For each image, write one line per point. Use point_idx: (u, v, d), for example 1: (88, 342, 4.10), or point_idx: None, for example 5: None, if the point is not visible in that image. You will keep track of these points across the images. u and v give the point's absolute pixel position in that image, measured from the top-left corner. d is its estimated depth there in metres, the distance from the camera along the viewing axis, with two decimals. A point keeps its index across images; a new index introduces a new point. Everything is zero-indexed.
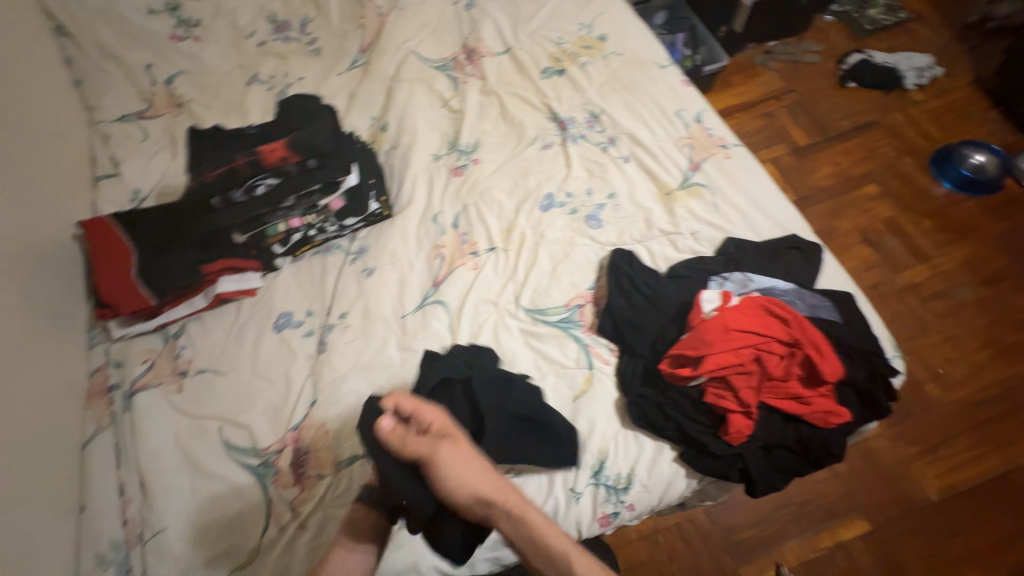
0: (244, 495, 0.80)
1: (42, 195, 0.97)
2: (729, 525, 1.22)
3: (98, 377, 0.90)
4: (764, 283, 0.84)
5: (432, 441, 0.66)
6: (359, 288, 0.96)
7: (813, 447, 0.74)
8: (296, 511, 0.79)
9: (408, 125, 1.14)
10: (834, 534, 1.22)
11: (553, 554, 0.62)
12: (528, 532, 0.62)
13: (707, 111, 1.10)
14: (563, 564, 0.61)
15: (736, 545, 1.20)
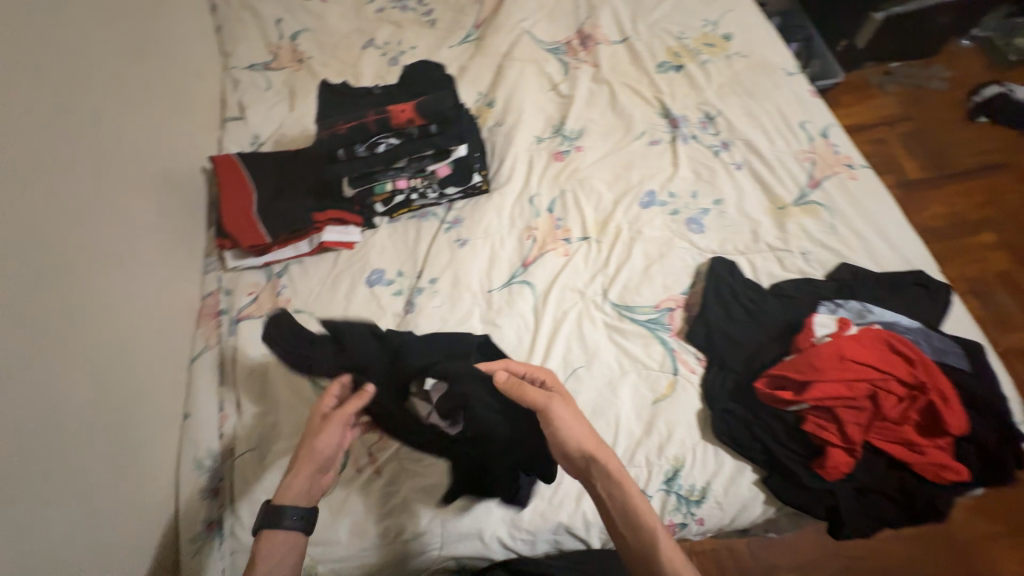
0: None
1: (178, 129, 1.06)
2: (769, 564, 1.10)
3: (210, 301, 0.98)
4: (886, 317, 0.77)
5: (547, 393, 0.68)
6: (451, 257, 0.98)
7: (919, 503, 0.68)
8: (373, 457, 0.80)
9: (515, 104, 1.13)
10: None
11: (641, 527, 0.62)
12: (619, 498, 0.64)
13: (836, 127, 1.03)
14: (648, 538, 0.61)
15: None
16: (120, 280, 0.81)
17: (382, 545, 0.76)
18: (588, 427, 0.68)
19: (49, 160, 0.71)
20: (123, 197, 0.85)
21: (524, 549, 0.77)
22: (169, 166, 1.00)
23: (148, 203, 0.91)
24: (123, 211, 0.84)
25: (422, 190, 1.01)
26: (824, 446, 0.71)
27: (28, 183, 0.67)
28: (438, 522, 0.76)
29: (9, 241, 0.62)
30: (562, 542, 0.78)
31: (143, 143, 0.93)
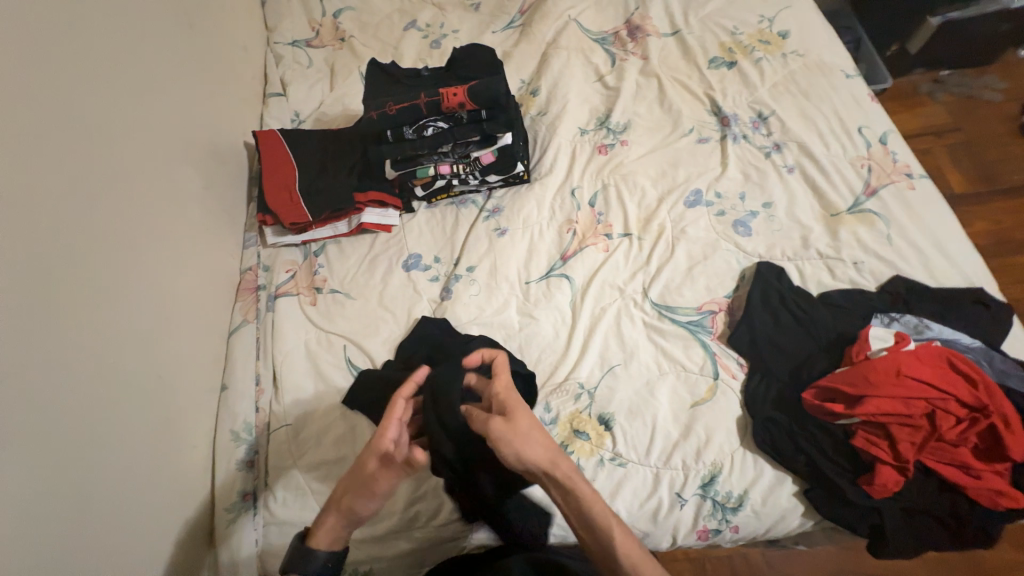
0: (352, 416, 0.82)
1: (224, 102, 1.06)
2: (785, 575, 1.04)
3: (249, 275, 0.98)
4: (945, 334, 0.77)
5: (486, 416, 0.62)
6: (490, 246, 0.96)
7: (969, 526, 0.66)
8: None
9: (559, 93, 1.10)
10: None
11: (601, 530, 0.59)
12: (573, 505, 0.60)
13: (895, 134, 0.98)
14: (608, 541, 0.58)
15: None
16: (165, 250, 0.81)
17: (417, 529, 0.76)
18: (544, 438, 0.63)
19: (97, 127, 0.72)
20: (169, 168, 0.86)
21: (559, 536, 0.78)
22: (215, 139, 1.00)
23: (193, 175, 0.92)
24: (170, 182, 0.85)
25: (463, 176, 1.00)
26: (873, 462, 0.69)
27: (77, 149, 0.67)
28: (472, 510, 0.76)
29: (56, 204, 0.63)
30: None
31: (189, 114, 0.94)
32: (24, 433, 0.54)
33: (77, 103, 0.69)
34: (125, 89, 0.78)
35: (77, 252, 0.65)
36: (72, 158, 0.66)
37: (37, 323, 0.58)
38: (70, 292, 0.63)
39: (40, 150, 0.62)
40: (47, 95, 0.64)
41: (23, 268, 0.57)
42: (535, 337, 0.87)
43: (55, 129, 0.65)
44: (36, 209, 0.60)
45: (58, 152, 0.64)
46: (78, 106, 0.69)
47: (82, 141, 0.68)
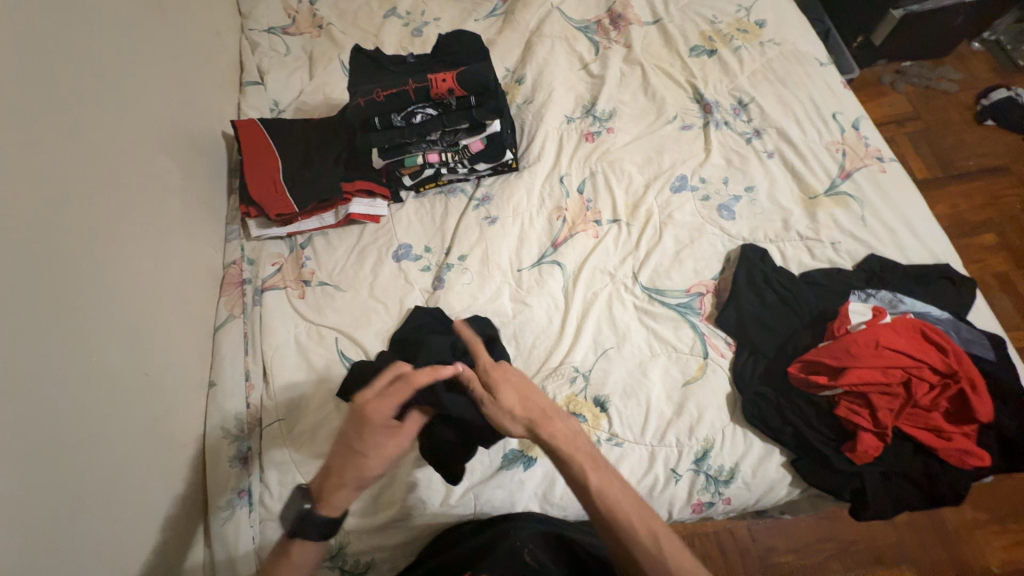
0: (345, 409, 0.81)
1: (199, 90, 1.02)
2: (766, 545, 1.09)
3: (233, 270, 0.95)
4: (917, 307, 0.80)
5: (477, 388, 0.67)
6: (481, 235, 0.96)
7: (940, 485, 0.71)
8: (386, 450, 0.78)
9: (545, 81, 1.10)
10: None
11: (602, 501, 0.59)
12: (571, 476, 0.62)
13: (866, 120, 1.03)
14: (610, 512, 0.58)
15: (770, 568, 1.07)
16: (146, 243, 0.78)
17: (417, 518, 0.75)
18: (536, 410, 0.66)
19: (70, 114, 0.68)
20: (146, 159, 0.82)
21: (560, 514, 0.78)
22: (191, 129, 0.96)
23: (171, 167, 0.88)
24: (147, 173, 0.82)
25: (452, 165, 0.99)
26: (855, 430, 0.73)
27: (50, 137, 0.64)
28: (470, 495, 0.77)
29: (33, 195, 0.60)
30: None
31: (164, 103, 0.90)
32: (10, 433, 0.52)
33: (47, 89, 0.65)
34: (96, 75, 0.75)
35: (57, 246, 0.62)
36: (45, 146, 0.63)
37: (19, 319, 0.55)
38: (52, 287, 0.60)
39: (14, 137, 0.59)
40: (17, 80, 0.61)
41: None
42: (529, 323, 0.88)
43: (26, 117, 0.62)
44: (12, 200, 0.57)
45: (32, 140, 0.61)
46: (48, 92, 0.65)
47: (55, 128, 0.65)
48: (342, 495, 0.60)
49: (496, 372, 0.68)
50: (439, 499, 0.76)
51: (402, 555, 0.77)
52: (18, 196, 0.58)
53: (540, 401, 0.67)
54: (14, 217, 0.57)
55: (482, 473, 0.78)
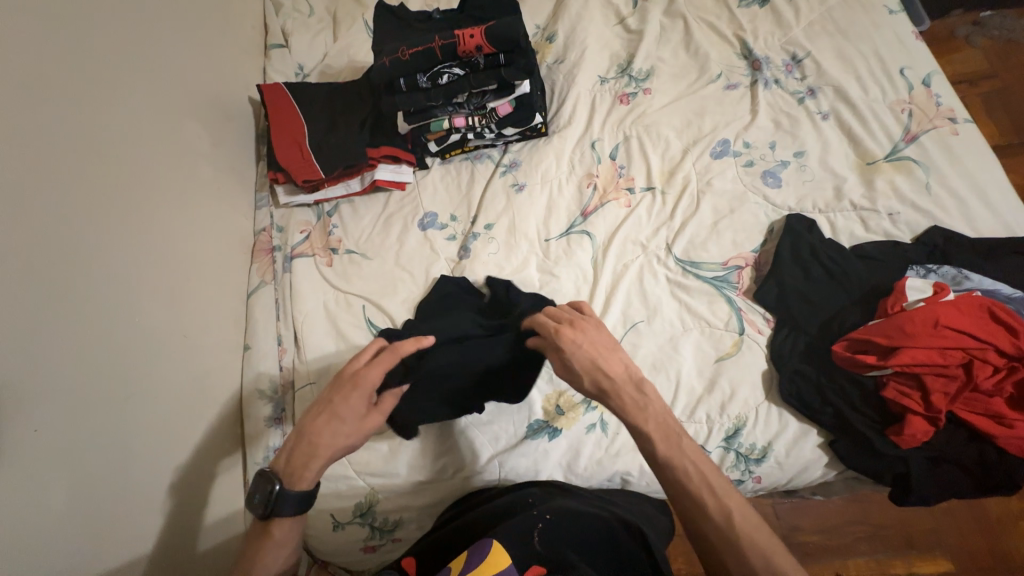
0: None
1: (225, 54, 1.01)
2: (793, 524, 1.07)
3: (263, 237, 0.97)
4: (985, 284, 0.73)
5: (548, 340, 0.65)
6: (508, 203, 0.93)
7: (994, 474, 0.66)
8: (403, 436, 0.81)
9: (577, 38, 1.04)
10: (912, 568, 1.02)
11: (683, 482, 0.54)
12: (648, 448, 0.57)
13: (941, 74, 0.91)
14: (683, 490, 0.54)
15: (795, 547, 1.05)
16: (177, 212, 0.81)
17: (443, 481, 0.77)
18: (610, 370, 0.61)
19: (91, 84, 0.69)
20: (173, 128, 0.83)
21: (589, 483, 0.78)
22: (218, 96, 0.96)
23: (199, 134, 0.89)
24: (174, 142, 0.83)
25: (478, 129, 0.96)
26: (902, 414, 0.69)
27: (73, 108, 0.66)
28: (495, 462, 0.78)
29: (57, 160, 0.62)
30: (621, 482, 0.79)
31: (189, 70, 0.90)
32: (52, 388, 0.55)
33: (67, 60, 0.66)
34: (117, 43, 0.75)
35: (87, 215, 0.65)
36: (70, 117, 0.65)
37: (54, 286, 0.58)
38: (83, 255, 0.63)
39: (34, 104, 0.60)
40: (38, 50, 0.62)
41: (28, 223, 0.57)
42: (556, 294, 0.86)
43: (51, 88, 0.63)
44: (38, 170, 0.59)
45: (56, 112, 0.63)
46: (69, 63, 0.67)
47: (76, 99, 0.67)
48: (318, 465, 0.61)
49: (580, 321, 0.65)
50: (465, 465, 0.78)
51: (430, 517, 0.79)
52: (45, 166, 0.60)
53: (616, 363, 0.62)
54: (43, 187, 0.59)
55: (507, 442, 0.78)
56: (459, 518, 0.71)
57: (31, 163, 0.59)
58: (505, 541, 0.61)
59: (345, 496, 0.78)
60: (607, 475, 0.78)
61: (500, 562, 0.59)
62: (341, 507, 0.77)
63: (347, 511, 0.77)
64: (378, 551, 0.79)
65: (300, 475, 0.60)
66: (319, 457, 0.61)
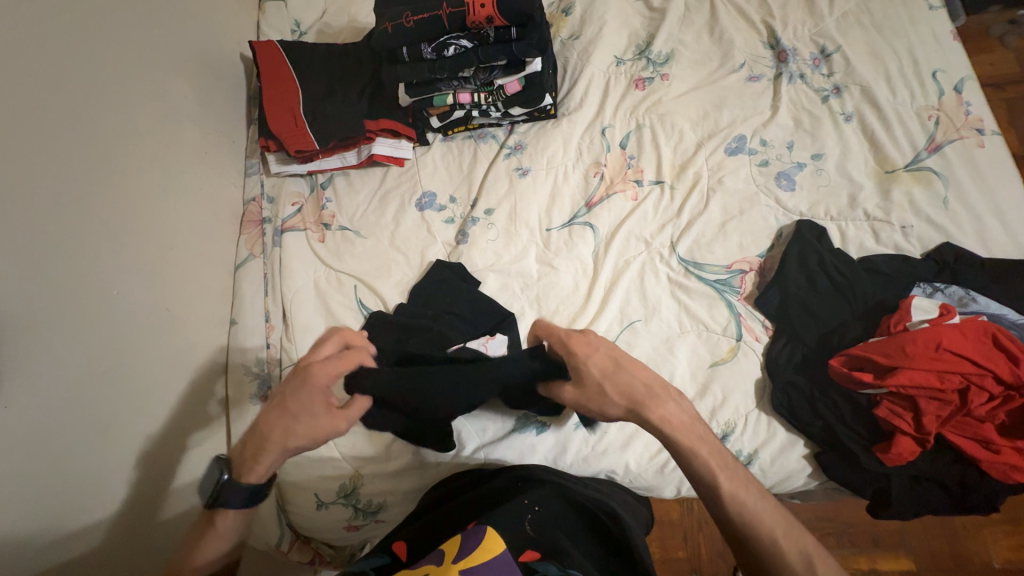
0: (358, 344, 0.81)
1: (216, 6, 0.93)
2: None
3: (252, 207, 0.93)
4: (991, 308, 0.74)
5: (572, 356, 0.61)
6: (511, 187, 0.89)
7: (974, 496, 0.67)
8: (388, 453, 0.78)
9: (596, 14, 0.97)
10: (874, 563, 1.05)
11: None
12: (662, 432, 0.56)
13: (974, 81, 0.86)
14: None
15: None
16: (162, 178, 0.76)
17: (431, 468, 0.78)
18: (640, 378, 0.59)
19: (65, 33, 0.64)
20: (157, 85, 0.78)
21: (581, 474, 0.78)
22: (206, 51, 0.90)
23: (186, 94, 0.84)
24: (159, 101, 0.78)
25: (484, 107, 0.90)
26: (891, 431, 0.69)
27: (45, 62, 0.61)
28: (482, 452, 0.78)
29: (24, 118, 0.57)
30: (613, 473, 0.78)
31: (175, 21, 0.83)
32: (19, 362, 0.53)
33: (40, 6, 0.61)
34: None
35: (62, 180, 0.61)
36: (41, 72, 0.60)
37: (22, 257, 0.55)
38: (56, 222, 0.60)
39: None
40: None
41: None
42: (554, 287, 0.83)
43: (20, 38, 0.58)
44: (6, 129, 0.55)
45: (26, 66, 0.58)
46: (37, 7, 0.61)
47: (47, 51, 0.61)
48: (269, 461, 0.57)
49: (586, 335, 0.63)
50: (451, 455, 0.78)
51: (413, 501, 0.79)
52: (11, 126, 0.56)
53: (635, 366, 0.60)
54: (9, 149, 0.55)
55: (494, 434, 0.78)
56: (448, 503, 0.71)
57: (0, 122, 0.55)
58: (498, 526, 0.61)
59: (328, 477, 0.77)
60: (596, 467, 0.78)
61: (494, 546, 0.58)
62: (325, 487, 0.77)
63: (331, 492, 0.77)
64: (360, 530, 0.80)
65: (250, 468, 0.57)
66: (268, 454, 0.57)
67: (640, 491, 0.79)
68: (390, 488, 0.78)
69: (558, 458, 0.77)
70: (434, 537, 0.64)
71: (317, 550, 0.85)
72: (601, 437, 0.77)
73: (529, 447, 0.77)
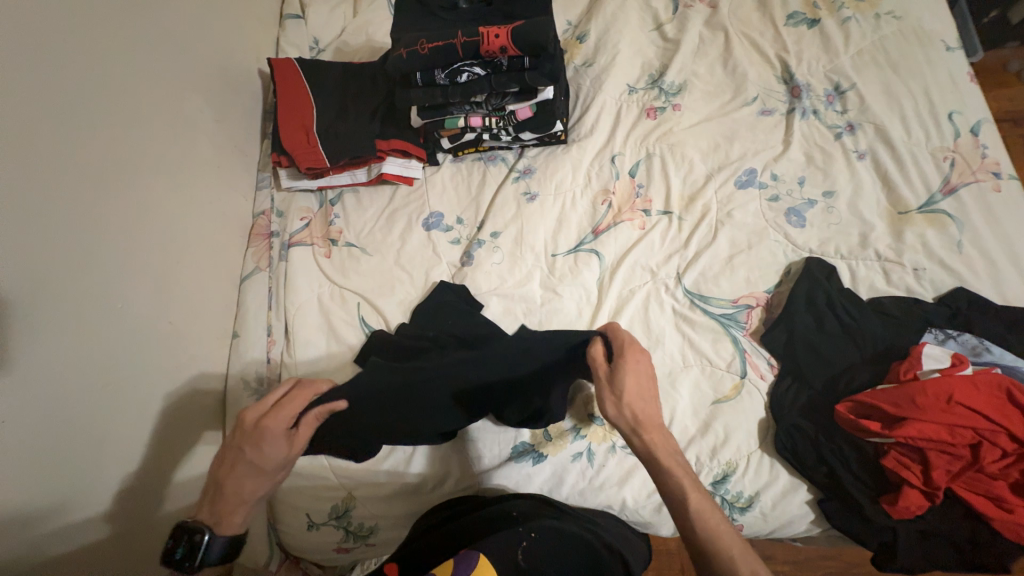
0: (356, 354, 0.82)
1: (237, 24, 0.96)
2: (767, 554, 1.06)
3: (261, 221, 0.94)
4: (1007, 359, 0.70)
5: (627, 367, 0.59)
6: (517, 211, 0.89)
7: (985, 555, 0.64)
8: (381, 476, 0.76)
9: (610, 42, 0.97)
10: None
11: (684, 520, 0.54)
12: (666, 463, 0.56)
13: (991, 123, 0.85)
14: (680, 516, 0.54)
15: None
16: (174, 191, 0.77)
17: (425, 494, 0.77)
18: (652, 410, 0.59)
19: (87, 53, 0.65)
20: (174, 100, 0.79)
21: (575, 506, 0.76)
22: (225, 68, 0.92)
23: (202, 109, 0.85)
24: (177, 118, 0.80)
25: (495, 131, 0.91)
26: (899, 483, 0.66)
27: (68, 81, 0.62)
28: (477, 480, 0.76)
29: (39, 134, 0.58)
30: (611, 507, 0.76)
31: (196, 38, 0.85)
32: (19, 378, 0.53)
33: (67, 27, 0.63)
34: (121, 9, 0.71)
35: (73, 193, 0.61)
36: (64, 90, 0.62)
37: (29, 271, 0.56)
38: (66, 236, 0.60)
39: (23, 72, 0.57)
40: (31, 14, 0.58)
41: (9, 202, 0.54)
42: (557, 314, 0.82)
43: (45, 58, 0.60)
44: (23, 146, 0.56)
45: (41, 81, 0.59)
46: (61, 24, 0.62)
47: (71, 71, 0.63)
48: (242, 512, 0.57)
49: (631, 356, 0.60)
50: (447, 480, 0.77)
51: (404, 526, 0.78)
52: (29, 144, 0.57)
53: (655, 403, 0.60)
54: (20, 164, 0.56)
55: (491, 461, 0.76)
56: (442, 525, 0.69)
57: (18, 139, 0.56)
58: (489, 553, 0.61)
59: (320, 498, 0.76)
60: (591, 501, 0.76)
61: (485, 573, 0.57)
62: (317, 508, 0.76)
63: (323, 513, 0.77)
64: (350, 552, 0.79)
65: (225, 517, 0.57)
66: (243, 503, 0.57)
67: (639, 526, 0.77)
68: (382, 512, 0.77)
69: (555, 488, 0.76)
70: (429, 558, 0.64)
71: (306, 570, 0.84)
72: (600, 468, 0.76)
73: (526, 477, 0.76)
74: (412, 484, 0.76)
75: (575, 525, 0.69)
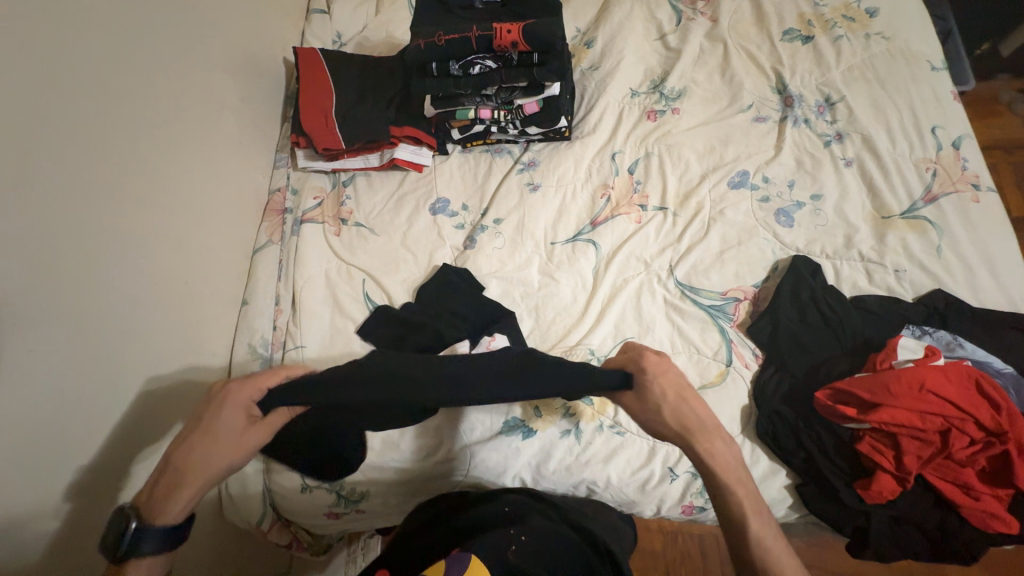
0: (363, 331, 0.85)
1: (266, 14, 1.02)
2: None
3: (277, 197, 0.98)
4: (977, 355, 0.75)
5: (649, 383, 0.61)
6: (520, 200, 0.94)
7: (953, 543, 0.67)
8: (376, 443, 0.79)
9: (616, 48, 1.03)
10: None
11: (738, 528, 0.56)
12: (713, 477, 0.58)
13: (972, 139, 0.90)
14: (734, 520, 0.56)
15: None
16: (197, 161, 0.82)
17: (416, 463, 0.79)
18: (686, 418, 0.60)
19: (131, 26, 0.71)
20: (204, 78, 0.85)
21: (547, 488, 0.80)
22: (252, 53, 0.98)
23: (229, 89, 0.91)
24: (206, 94, 0.85)
25: (503, 124, 0.96)
26: (872, 468, 0.69)
27: (113, 49, 0.68)
28: (467, 452, 0.79)
29: (84, 94, 0.63)
30: (596, 485, 0.79)
31: (228, 24, 0.91)
32: (47, 314, 0.57)
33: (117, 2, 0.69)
34: None
35: (107, 151, 0.66)
36: (109, 57, 0.67)
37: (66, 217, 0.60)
38: (99, 189, 0.65)
39: (76, 38, 0.62)
40: None
41: (52, 151, 0.59)
42: (552, 298, 0.86)
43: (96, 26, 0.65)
44: (68, 103, 0.61)
45: (90, 46, 0.64)
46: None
47: (117, 41, 0.68)
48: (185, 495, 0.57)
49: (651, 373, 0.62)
50: (438, 452, 0.79)
51: (396, 494, 0.81)
52: (76, 103, 0.62)
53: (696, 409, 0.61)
54: (66, 119, 0.61)
55: (482, 434, 0.79)
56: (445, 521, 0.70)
57: (65, 96, 0.60)
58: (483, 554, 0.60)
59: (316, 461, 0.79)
60: (566, 483, 0.79)
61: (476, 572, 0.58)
62: (312, 471, 0.79)
63: (317, 476, 0.79)
64: (340, 518, 0.81)
65: (160, 508, 0.56)
66: (186, 486, 0.57)
67: (623, 504, 0.80)
68: (375, 478, 0.79)
69: (543, 463, 0.79)
70: (422, 554, 0.66)
71: (296, 535, 0.86)
72: (588, 445, 0.78)
73: (515, 450, 0.78)
74: (406, 452, 0.79)
75: (554, 515, 0.70)
